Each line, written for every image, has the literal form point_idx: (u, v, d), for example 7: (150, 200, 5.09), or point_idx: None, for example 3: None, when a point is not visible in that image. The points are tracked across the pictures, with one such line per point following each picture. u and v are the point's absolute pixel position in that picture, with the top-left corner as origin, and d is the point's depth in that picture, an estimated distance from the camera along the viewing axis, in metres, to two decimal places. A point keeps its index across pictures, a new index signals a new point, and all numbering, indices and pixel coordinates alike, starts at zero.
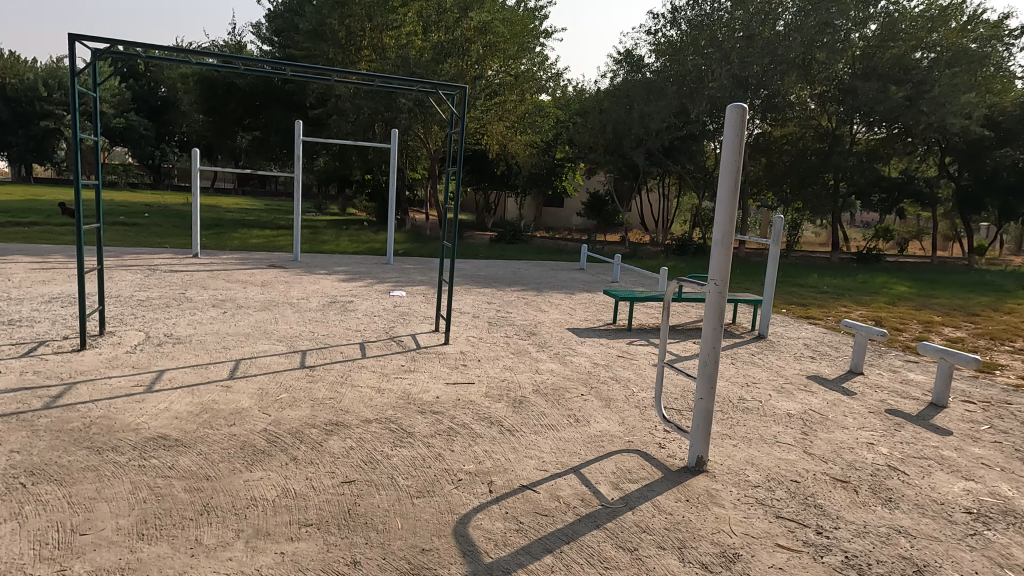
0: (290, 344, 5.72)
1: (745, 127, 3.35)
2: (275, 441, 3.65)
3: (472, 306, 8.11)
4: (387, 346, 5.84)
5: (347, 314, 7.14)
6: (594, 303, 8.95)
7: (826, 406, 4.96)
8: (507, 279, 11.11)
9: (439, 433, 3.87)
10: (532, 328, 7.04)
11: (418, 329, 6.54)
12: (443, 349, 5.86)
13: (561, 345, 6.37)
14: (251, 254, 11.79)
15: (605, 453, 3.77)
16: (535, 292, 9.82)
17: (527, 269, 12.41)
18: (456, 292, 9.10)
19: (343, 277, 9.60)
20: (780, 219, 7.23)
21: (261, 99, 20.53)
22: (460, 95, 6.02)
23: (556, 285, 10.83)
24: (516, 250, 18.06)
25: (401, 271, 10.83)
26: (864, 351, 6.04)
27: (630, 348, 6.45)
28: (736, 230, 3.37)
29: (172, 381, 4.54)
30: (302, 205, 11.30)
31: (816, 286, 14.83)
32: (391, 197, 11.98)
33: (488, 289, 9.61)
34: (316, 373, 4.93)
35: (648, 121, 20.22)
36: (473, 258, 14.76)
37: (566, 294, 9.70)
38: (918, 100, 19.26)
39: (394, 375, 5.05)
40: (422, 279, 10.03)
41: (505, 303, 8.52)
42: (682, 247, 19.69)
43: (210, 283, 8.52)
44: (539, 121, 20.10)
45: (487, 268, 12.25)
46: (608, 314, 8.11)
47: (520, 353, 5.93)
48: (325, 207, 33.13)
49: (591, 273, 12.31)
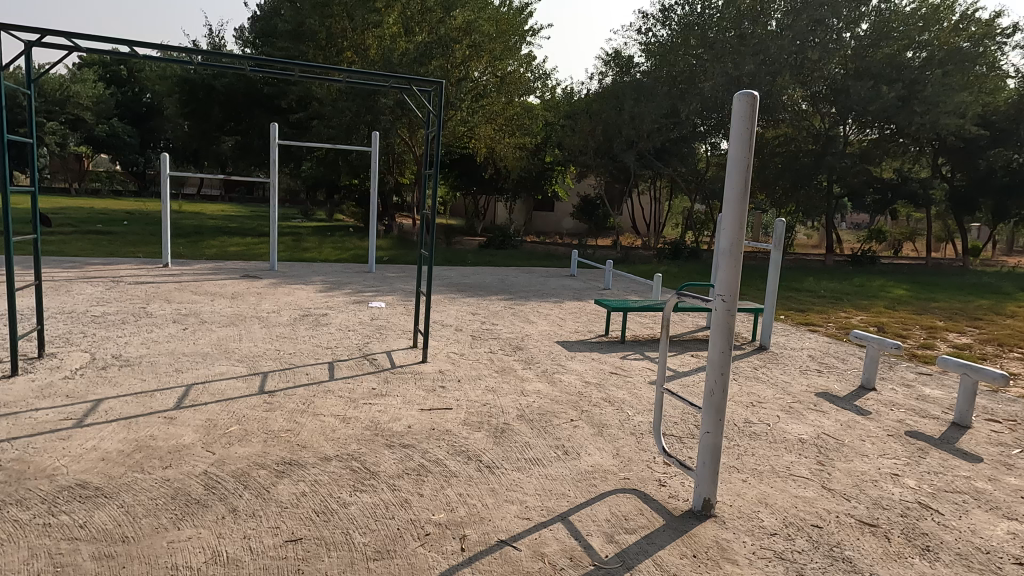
0: (251, 365, 5.20)
1: (756, 119, 2.89)
2: (214, 487, 3.13)
3: (456, 318, 7.61)
4: (359, 366, 5.33)
5: (320, 329, 6.62)
6: (584, 312, 8.48)
7: (840, 429, 4.50)
8: (494, 287, 10.63)
9: (407, 474, 3.37)
10: (518, 342, 6.56)
11: (395, 345, 6.04)
12: (420, 368, 5.36)
13: (549, 361, 5.89)
14: (225, 263, 11.25)
15: (597, 496, 3.28)
16: (523, 301, 9.33)
17: (516, 276, 11.92)
18: (440, 303, 8.60)
19: (320, 288, 9.08)
20: (782, 223, 6.75)
21: (243, 103, 19.97)
22: (437, 89, 5.52)
23: (545, 292, 10.35)
24: (505, 255, 17.58)
25: (383, 280, 10.32)
26: (876, 365, 5.59)
27: (623, 364, 5.97)
28: (746, 237, 2.91)
29: (108, 412, 4.01)
30: (278, 213, 10.76)
31: (813, 291, 14.43)
32: (373, 203, 11.46)
33: (473, 299, 9.11)
34: (274, 400, 4.41)
35: (639, 122, 19.86)
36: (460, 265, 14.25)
37: (556, 303, 9.23)
38: (911, 100, 18.98)
39: (363, 401, 4.54)
40: (404, 289, 9.52)
41: (491, 314, 8.03)
42: (675, 252, 19.28)
43: (175, 296, 7.97)
44: (527, 123, 19.66)
45: (473, 275, 11.76)
46: (599, 325, 7.64)
47: (505, 372, 5.44)
48: (312, 213, 32.55)
49: (583, 280, 11.85)
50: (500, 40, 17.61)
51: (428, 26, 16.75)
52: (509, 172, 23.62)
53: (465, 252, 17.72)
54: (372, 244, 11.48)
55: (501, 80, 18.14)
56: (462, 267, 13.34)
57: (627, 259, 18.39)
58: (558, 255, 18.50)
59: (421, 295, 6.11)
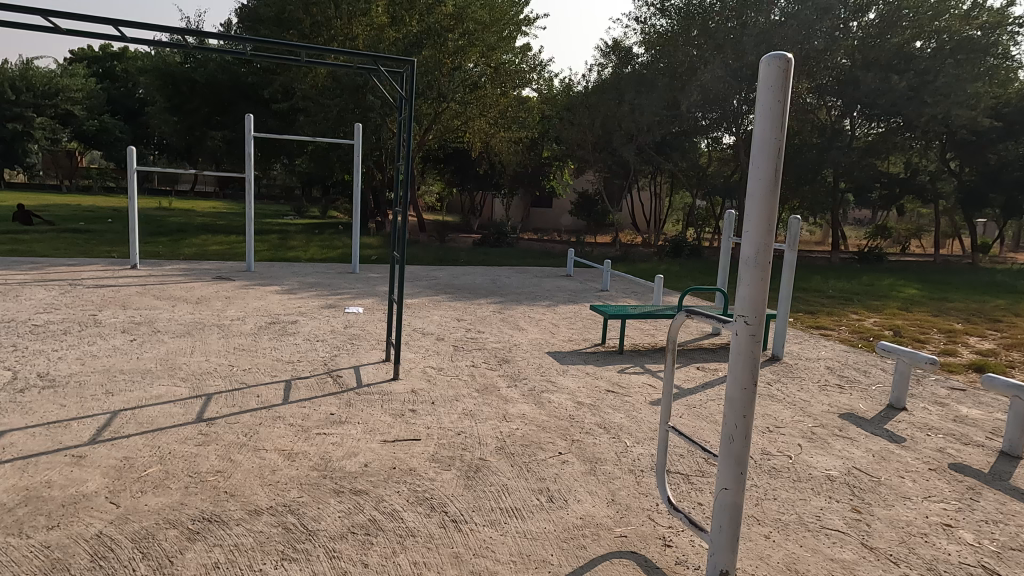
0: (196, 385, 4.55)
1: (789, 90, 2.24)
2: (103, 559, 2.48)
3: (439, 325, 6.97)
4: (320, 385, 4.68)
5: (285, 340, 5.97)
6: (580, 318, 7.82)
7: (873, 462, 3.86)
8: (485, 289, 9.98)
9: (352, 535, 2.73)
10: (504, 353, 5.91)
11: (366, 358, 5.39)
12: (391, 387, 4.72)
13: (537, 376, 5.25)
14: (200, 264, 10.60)
15: (586, 563, 2.63)
16: (514, 304, 8.68)
17: (509, 277, 11.27)
18: (424, 307, 7.95)
19: (295, 291, 8.42)
20: (797, 220, 6.10)
21: (229, 95, 19.33)
22: (408, 69, 4.87)
23: (539, 294, 9.70)
24: (500, 253, 16.94)
25: (366, 281, 9.66)
26: (906, 382, 4.94)
27: (622, 380, 5.32)
28: (775, 242, 2.27)
29: (6, 450, 3.36)
30: (255, 210, 10.08)
31: (821, 291, 13.80)
32: (357, 200, 10.78)
33: (461, 303, 8.45)
34: (211, 431, 3.76)
35: (638, 114, 19.27)
36: (451, 264, 13.61)
37: (550, 307, 8.59)
38: (922, 90, 18.31)
39: (316, 430, 3.89)
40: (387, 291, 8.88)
41: (479, 320, 7.38)
42: (675, 249, 18.64)
43: (133, 301, 7.31)
44: (523, 116, 18.98)
45: (464, 275, 11.12)
46: (595, 332, 6.98)
47: (487, 391, 4.80)
48: (306, 209, 31.88)
49: (579, 280, 11.22)
50: (494, 28, 16.89)
51: (417, 15, 16.08)
52: (504, 167, 22.95)
53: (458, 250, 17.10)
54: (356, 242, 10.83)
55: (494, 71, 17.50)
56: (452, 266, 12.70)
57: (625, 257, 17.76)
58: (554, 253, 17.87)
59: (393, 299, 5.44)
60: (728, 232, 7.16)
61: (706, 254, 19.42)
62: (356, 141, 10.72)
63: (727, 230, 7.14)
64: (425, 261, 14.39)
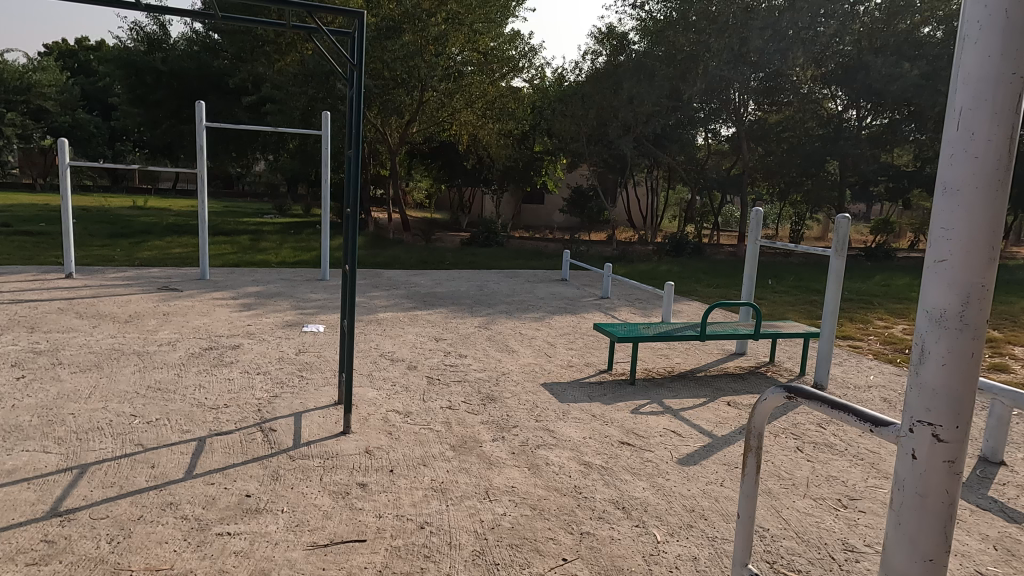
0: (73, 451, 3.37)
1: None
2: None
3: (412, 349, 5.81)
4: (243, 447, 3.53)
5: (216, 373, 4.81)
6: (579, 337, 6.67)
7: (1001, 562, 2.76)
8: (469, 297, 8.82)
9: None
10: (488, 388, 4.77)
11: (314, 401, 4.24)
12: (337, 447, 3.58)
13: (531, 423, 4.12)
14: (149, 271, 9.38)
15: None
16: (503, 317, 7.54)
17: (498, 283, 10.13)
18: (398, 324, 6.79)
19: (249, 306, 7.24)
20: (845, 220, 5.02)
21: (198, 86, 18.12)
22: (357, 23, 3.86)
23: (529, 303, 8.54)
24: (489, 254, 15.82)
25: (335, 291, 8.51)
26: (1005, 429, 3.83)
27: (637, 426, 4.20)
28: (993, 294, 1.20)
29: None
30: (208, 211, 8.87)
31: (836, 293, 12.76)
32: (326, 198, 9.60)
33: (441, 317, 7.29)
34: (59, 537, 2.59)
35: (637, 104, 18.20)
36: (435, 268, 12.48)
37: (545, 320, 7.44)
38: (935, 77, 17.42)
39: (217, 529, 2.73)
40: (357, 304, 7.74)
41: (460, 340, 6.25)
42: (677, 248, 17.59)
43: (46, 322, 6.11)
44: (513, 107, 17.94)
45: (447, 281, 9.97)
46: (599, 356, 5.84)
47: (466, 449, 3.67)
48: (289, 207, 30.61)
49: (575, 285, 10.08)
50: (482, 12, 15.85)
51: None
52: (493, 161, 21.75)
53: (445, 251, 15.93)
54: (326, 245, 9.65)
55: (481, 60, 16.42)
56: (436, 270, 11.54)
57: (622, 256, 16.63)
58: (548, 253, 16.78)
59: (343, 321, 4.28)
60: (753, 230, 6.06)
61: (709, 252, 18.37)
62: (324, 130, 9.52)
63: (752, 229, 6.05)
64: (407, 264, 13.24)
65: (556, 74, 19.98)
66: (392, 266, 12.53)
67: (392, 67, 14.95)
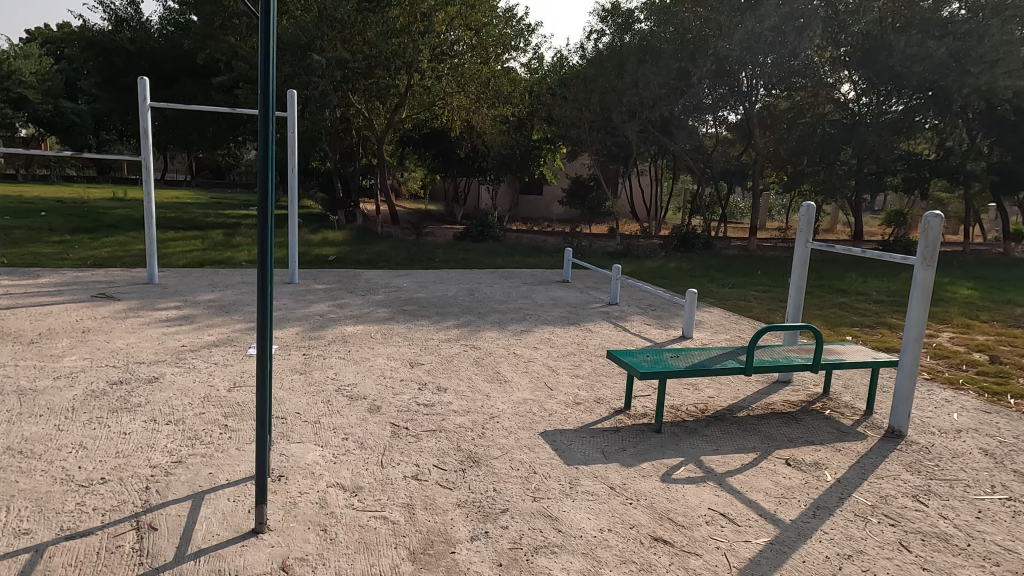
0: None
1: None
2: None
3: (378, 380, 4.64)
4: (98, 564, 2.38)
5: (111, 423, 3.65)
6: (586, 359, 5.52)
7: None
8: (457, 304, 7.65)
9: None
10: (469, 443, 3.62)
11: (227, 474, 3.09)
12: (238, 562, 2.42)
13: (525, 505, 2.97)
14: (91, 275, 8.19)
15: None
16: (496, 330, 6.37)
17: (491, 285, 8.96)
18: (368, 344, 5.62)
19: (192, 320, 6.07)
20: (938, 219, 3.85)
21: (172, 69, 17.01)
22: None
23: (527, 311, 7.37)
24: (484, 249, 14.64)
25: (300, 299, 7.35)
26: None
27: (672, 506, 3.05)
28: None
29: None
30: (154, 205, 7.69)
31: (866, 293, 11.59)
32: (295, 190, 8.42)
33: (420, 332, 6.12)
34: None
35: (643, 88, 16.93)
36: (423, 267, 11.32)
37: (544, 335, 6.27)
38: (963, 57, 16.18)
39: None
40: (323, 317, 6.58)
41: (441, 365, 5.09)
42: (686, 242, 16.39)
43: None
44: (509, 91, 16.74)
45: (434, 285, 8.80)
46: (612, 390, 4.68)
47: (430, 562, 2.50)
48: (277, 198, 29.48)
49: (579, 288, 8.91)
50: None
51: None
52: (487, 149, 20.47)
53: (435, 247, 14.74)
54: (295, 243, 8.46)
55: (474, 39, 15.23)
56: (423, 270, 10.39)
57: (627, 250, 15.42)
58: (547, 248, 15.58)
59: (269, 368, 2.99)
60: (801, 232, 4.88)
61: (718, 247, 17.22)
62: (289, 113, 8.31)
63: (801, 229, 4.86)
64: (391, 262, 12.07)
65: (555, 57, 18.80)
66: (375, 265, 11.36)
67: (373, 44, 14.09)
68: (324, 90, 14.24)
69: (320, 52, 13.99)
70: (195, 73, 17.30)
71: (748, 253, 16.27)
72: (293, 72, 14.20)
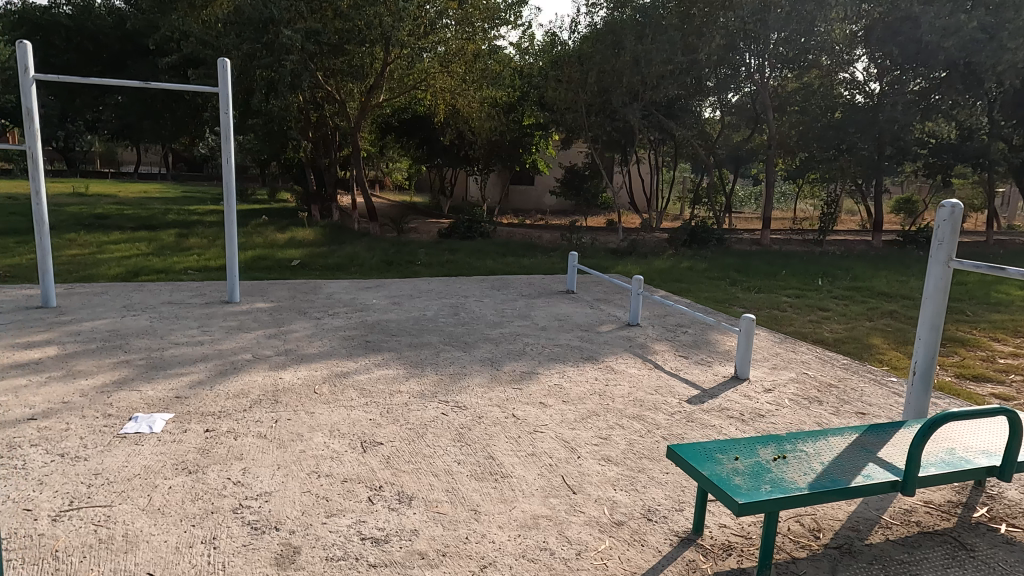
0: None
1: None
2: None
3: (304, 485, 3.00)
4: None
5: None
6: (614, 423, 3.92)
7: None
8: (436, 329, 6.02)
9: None
10: None
11: None
12: None
13: None
14: None
15: None
16: (486, 374, 4.75)
17: (479, 299, 7.34)
18: (307, 406, 3.98)
19: (65, 372, 4.41)
20: None
21: (119, 49, 15.20)
22: None
23: (525, 339, 5.74)
24: (471, 248, 12.94)
25: (230, 329, 5.70)
26: None
27: None
28: None
29: None
30: (45, 207, 6.01)
31: (912, 297, 10.03)
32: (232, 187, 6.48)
33: (382, 382, 4.48)
34: None
35: (644, 65, 15.07)
36: (399, 274, 9.67)
37: (551, 380, 4.65)
38: (1000, 30, 14.43)
39: None
40: (253, 358, 4.92)
41: (407, 446, 3.47)
42: (694, 239, 14.81)
43: None
44: (496, 71, 14.97)
45: (408, 300, 7.17)
46: (664, 491, 3.09)
47: None
48: (251, 191, 27.63)
49: (587, 302, 7.31)
50: None
51: None
52: (475, 136, 18.38)
53: (417, 246, 13.06)
54: (235, 253, 6.77)
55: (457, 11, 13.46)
56: (397, 278, 8.73)
57: (632, 247, 13.80)
58: (541, 246, 13.87)
59: None
60: (940, 244, 3.28)
61: (730, 242, 15.69)
62: (221, 89, 6.34)
63: (934, 239, 3.31)
64: (363, 268, 10.41)
65: (547, 35, 17.03)
66: (342, 273, 9.69)
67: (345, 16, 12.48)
68: (294, 68, 12.45)
69: (286, 26, 12.23)
70: (145, 53, 15.48)
71: (765, 249, 14.64)
72: (253, 49, 12.42)
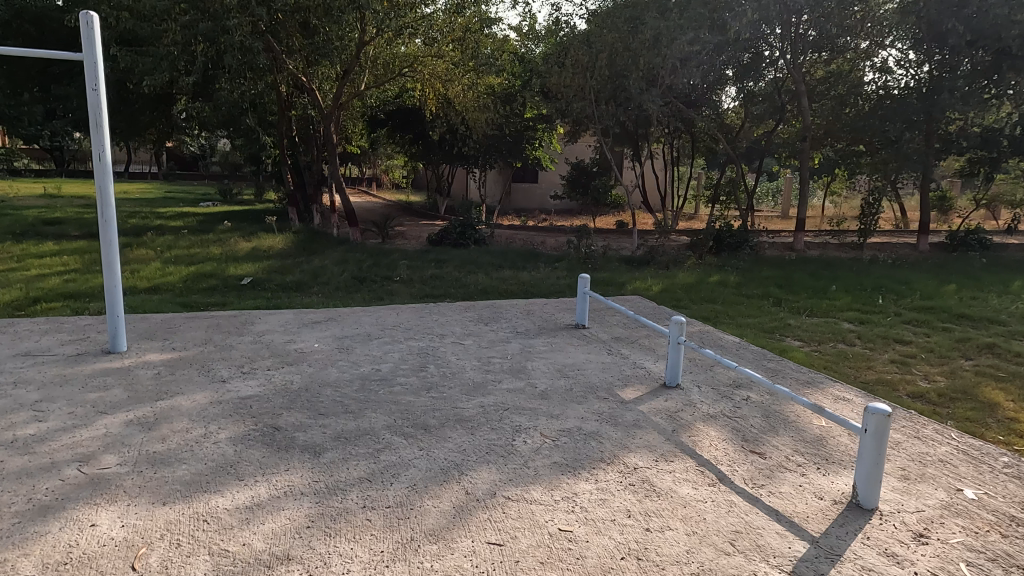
0: None
1: None
2: None
3: None
4: None
5: None
6: None
7: None
8: (387, 397, 4.14)
9: None
10: None
11: None
12: None
13: None
14: None
15: None
16: (445, 504, 2.87)
17: (459, 342, 5.45)
18: None
19: None
20: None
21: (62, 30, 13.38)
22: None
23: (516, 420, 3.85)
24: (461, 260, 11.06)
25: (78, 406, 3.85)
26: None
27: None
28: None
29: None
30: None
31: (1005, 322, 8.04)
32: (109, 196, 4.66)
33: (260, 537, 2.59)
34: None
35: (665, 45, 13.06)
36: (369, 299, 7.80)
37: (552, 522, 2.75)
38: None
39: None
40: (73, 473, 3.06)
41: None
42: (719, 247, 12.90)
43: None
44: (490, 54, 13.00)
45: (361, 345, 5.29)
46: None
47: None
48: (236, 191, 25.82)
49: (603, 346, 5.42)
50: None
51: None
52: (469, 129, 16.52)
53: (399, 256, 11.19)
54: (119, 285, 4.90)
55: None
56: (359, 306, 6.85)
57: (650, 256, 11.87)
58: (544, 256, 11.96)
59: None
60: None
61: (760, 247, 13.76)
62: (86, 54, 4.48)
63: None
64: (326, 288, 8.54)
65: (550, 17, 15.09)
66: (296, 297, 7.84)
67: None
68: (248, 44, 10.48)
69: None
70: None
71: (802, 257, 12.73)
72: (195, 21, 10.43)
